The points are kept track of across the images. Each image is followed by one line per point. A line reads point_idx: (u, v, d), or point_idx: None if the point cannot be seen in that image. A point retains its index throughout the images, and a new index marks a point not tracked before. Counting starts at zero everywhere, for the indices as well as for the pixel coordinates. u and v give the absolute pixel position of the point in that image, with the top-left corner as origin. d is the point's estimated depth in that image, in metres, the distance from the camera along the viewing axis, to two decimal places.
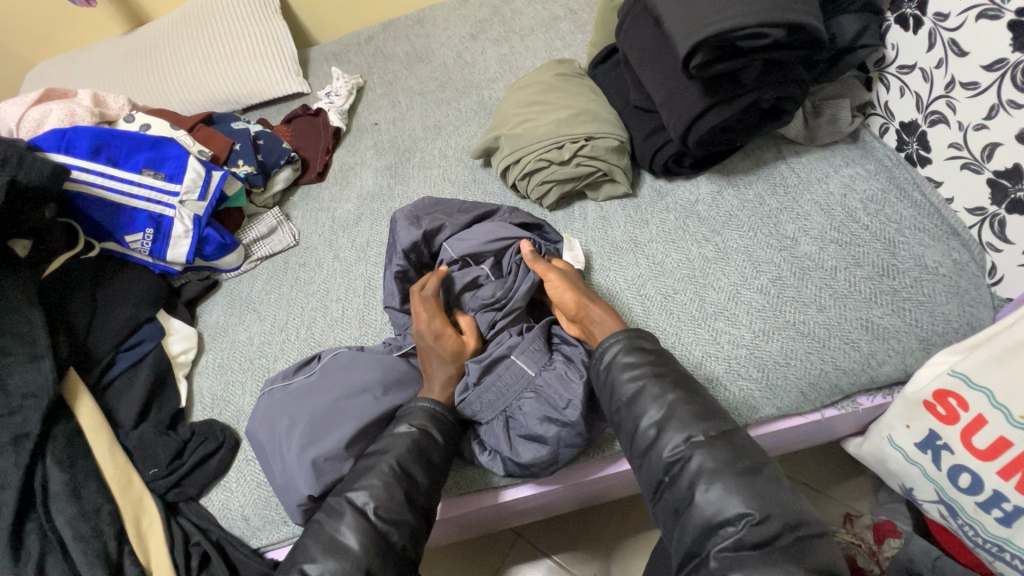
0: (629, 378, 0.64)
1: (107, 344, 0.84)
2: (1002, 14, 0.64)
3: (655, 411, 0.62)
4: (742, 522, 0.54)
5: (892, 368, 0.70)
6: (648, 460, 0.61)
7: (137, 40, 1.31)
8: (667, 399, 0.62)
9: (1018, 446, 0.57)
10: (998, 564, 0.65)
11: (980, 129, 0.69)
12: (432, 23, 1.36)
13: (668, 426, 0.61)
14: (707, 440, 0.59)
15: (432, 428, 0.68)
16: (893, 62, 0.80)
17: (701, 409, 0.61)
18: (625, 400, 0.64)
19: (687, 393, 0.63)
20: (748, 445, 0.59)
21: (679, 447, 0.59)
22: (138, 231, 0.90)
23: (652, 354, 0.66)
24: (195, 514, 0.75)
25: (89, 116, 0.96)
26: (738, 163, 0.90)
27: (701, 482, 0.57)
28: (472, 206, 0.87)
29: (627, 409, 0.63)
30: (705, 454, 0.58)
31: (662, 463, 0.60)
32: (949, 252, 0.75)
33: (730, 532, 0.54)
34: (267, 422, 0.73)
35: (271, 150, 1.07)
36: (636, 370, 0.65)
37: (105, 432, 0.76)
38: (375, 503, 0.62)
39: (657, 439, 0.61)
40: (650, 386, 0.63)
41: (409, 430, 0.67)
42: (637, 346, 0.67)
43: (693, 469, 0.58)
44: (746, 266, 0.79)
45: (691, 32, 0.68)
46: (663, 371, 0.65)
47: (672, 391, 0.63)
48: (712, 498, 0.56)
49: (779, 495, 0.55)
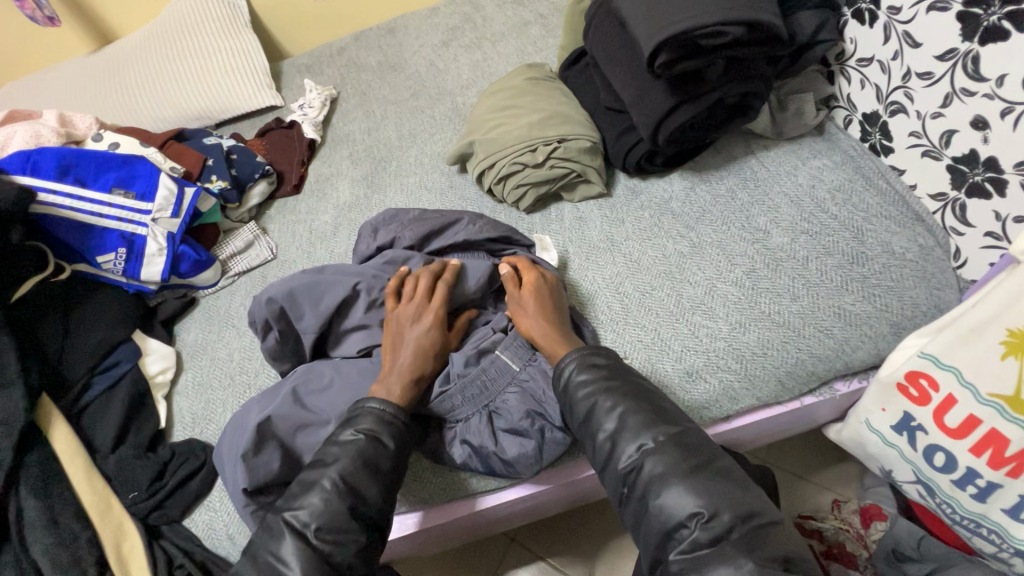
0: (583, 395, 0.64)
1: (81, 367, 0.82)
2: (950, 5, 0.66)
3: (609, 424, 0.61)
4: (693, 523, 0.54)
5: (865, 353, 0.72)
6: (607, 474, 0.61)
7: (104, 58, 1.29)
8: (617, 411, 0.61)
9: (987, 422, 0.59)
10: (976, 540, 0.67)
11: (937, 117, 0.71)
12: (404, 32, 1.36)
13: (621, 436, 0.60)
14: (657, 446, 0.58)
15: (381, 434, 0.63)
16: (852, 55, 0.82)
17: (650, 416, 0.61)
18: (581, 417, 0.63)
19: (636, 402, 0.62)
20: (697, 443, 0.59)
21: (633, 456, 0.59)
22: (109, 251, 0.89)
23: (604, 369, 0.65)
24: (178, 537, 0.74)
25: (56, 136, 0.96)
26: (709, 159, 0.91)
27: (655, 489, 0.56)
28: (425, 219, 0.84)
29: (584, 426, 0.63)
30: (656, 460, 0.57)
31: (619, 474, 0.59)
32: (915, 237, 0.77)
33: (685, 535, 0.54)
34: (224, 438, 0.73)
35: (245, 164, 1.06)
36: (590, 386, 0.64)
37: (80, 457, 0.74)
38: (317, 524, 0.58)
39: (612, 451, 0.60)
40: (602, 400, 0.62)
41: (353, 437, 0.63)
42: (591, 363, 0.66)
43: (645, 478, 0.57)
44: (721, 260, 0.80)
45: (653, 33, 0.70)
46: (615, 384, 0.63)
47: (623, 402, 0.62)
48: (667, 502, 0.55)
49: (734, 489, 0.55)
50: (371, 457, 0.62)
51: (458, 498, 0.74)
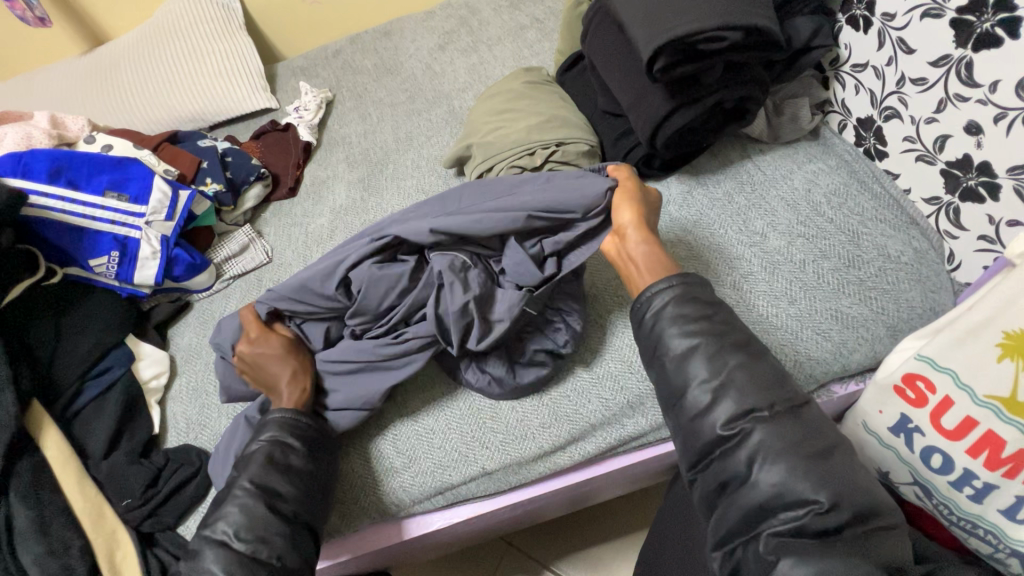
0: (681, 334, 0.63)
1: (73, 372, 0.80)
2: (944, 12, 0.67)
3: (708, 374, 0.60)
4: (806, 510, 0.53)
5: (862, 356, 0.73)
6: (698, 429, 0.60)
7: (96, 59, 1.27)
8: (726, 364, 0.60)
9: (983, 424, 0.60)
10: (972, 540, 0.67)
11: (931, 122, 0.72)
12: (399, 35, 1.36)
13: (727, 395, 0.59)
14: (771, 416, 0.57)
15: (287, 437, 0.65)
16: (846, 61, 0.83)
17: (768, 382, 0.59)
18: (676, 356, 0.63)
19: (747, 359, 0.61)
20: (819, 425, 0.58)
21: (739, 422, 0.58)
22: (102, 255, 0.87)
23: (707, 308, 0.64)
24: (172, 544, 0.73)
25: (47, 138, 0.95)
26: (706, 163, 0.91)
27: (761, 462, 0.55)
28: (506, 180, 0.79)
29: (678, 367, 0.62)
30: (768, 433, 0.56)
31: (717, 436, 0.58)
32: (910, 241, 0.77)
33: (791, 517, 0.53)
34: (228, 432, 0.74)
35: (240, 167, 1.05)
36: (692, 328, 0.63)
37: (73, 464, 0.73)
38: (234, 529, 0.59)
39: (712, 409, 0.59)
40: (704, 346, 0.62)
41: (258, 445, 0.64)
42: (689, 297, 0.65)
43: (753, 446, 0.56)
44: (718, 264, 0.81)
45: (652, 37, 0.71)
46: (721, 330, 0.63)
47: (733, 356, 0.61)
48: (773, 479, 0.54)
49: (846, 479, 0.54)
50: (280, 457, 0.64)
51: (452, 502, 0.73)
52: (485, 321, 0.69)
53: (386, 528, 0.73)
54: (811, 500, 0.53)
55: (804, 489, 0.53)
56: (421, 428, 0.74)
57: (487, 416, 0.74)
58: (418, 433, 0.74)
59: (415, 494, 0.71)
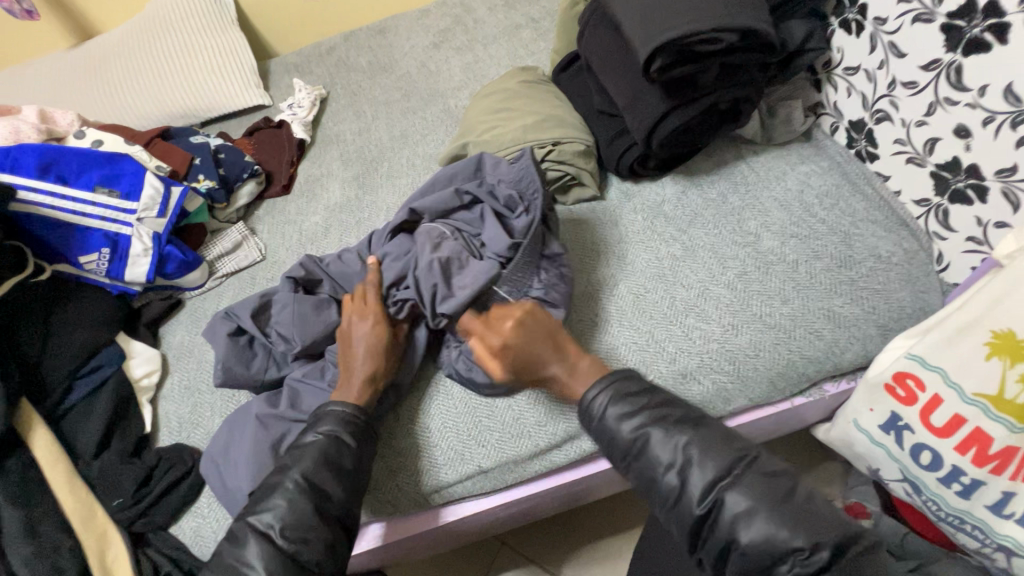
0: (629, 428, 0.60)
1: (63, 370, 0.79)
2: (934, 17, 0.68)
3: (668, 458, 0.58)
4: (794, 559, 0.51)
5: (853, 354, 0.74)
6: (679, 509, 0.57)
7: (85, 53, 1.25)
8: (678, 441, 0.58)
9: (972, 421, 0.61)
10: (960, 535, 0.69)
11: (922, 125, 0.74)
12: (394, 33, 1.35)
13: (688, 469, 0.57)
14: (734, 478, 0.55)
15: (344, 433, 0.65)
16: (839, 64, 0.84)
17: (719, 443, 0.58)
18: (631, 451, 0.60)
19: (695, 430, 0.59)
20: (775, 468, 0.56)
21: (707, 492, 0.56)
22: (92, 251, 0.86)
23: (645, 397, 0.62)
24: (165, 544, 0.72)
25: (35, 132, 0.93)
26: (700, 164, 0.92)
27: (741, 523, 0.53)
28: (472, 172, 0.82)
29: (637, 460, 0.60)
30: (737, 492, 0.55)
31: (695, 514, 0.56)
32: (900, 241, 0.79)
33: (784, 573, 0.52)
34: (226, 438, 0.72)
35: (234, 163, 1.04)
36: (635, 419, 0.60)
37: (63, 463, 0.72)
38: (281, 525, 0.59)
39: (683, 486, 0.57)
40: (654, 431, 0.59)
41: (315, 439, 0.64)
42: (626, 391, 0.62)
43: (729, 514, 0.54)
44: (712, 264, 0.81)
45: (649, 39, 0.71)
46: (664, 414, 0.60)
47: (681, 432, 0.59)
48: (757, 536, 0.53)
49: (816, 513, 0.53)
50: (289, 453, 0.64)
51: (450, 501, 0.73)
52: (448, 286, 0.71)
53: (387, 526, 0.74)
54: (796, 547, 0.52)
55: (787, 538, 0.52)
56: (418, 425, 0.74)
57: (482, 414, 0.73)
58: (413, 433, 0.74)
59: (416, 492, 0.71)
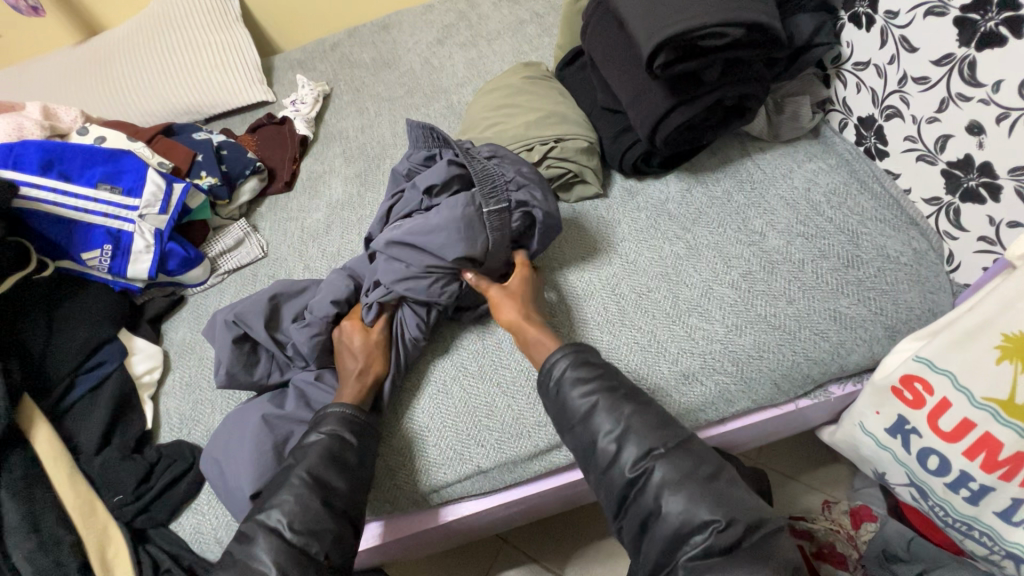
0: (579, 395, 0.64)
1: (65, 366, 0.80)
2: (947, 11, 0.66)
3: (611, 427, 0.62)
4: (709, 529, 0.55)
5: (859, 357, 0.73)
6: (609, 478, 0.61)
7: (90, 49, 1.26)
8: (622, 413, 0.62)
9: (981, 426, 0.60)
10: (968, 542, 0.67)
11: (933, 121, 0.72)
12: (398, 29, 1.34)
13: (626, 440, 0.61)
14: (665, 452, 0.59)
15: (345, 431, 0.65)
16: (848, 59, 0.82)
17: (658, 421, 0.62)
18: (580, 416, 0.63)
19: (640, 405, 0.63)
20: (704, 450, 0.60)
21: (640, 462, 0.60)
22: (95, 248, 0.87)
23: (600, 369, 0.66)
24: (165, 540, 0.72)
25: (39, 129, 0.93)
26: (705, 161, 0.91)
27: (665, 493, 0.57)
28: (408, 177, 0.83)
29: (582, 425, 0.63)
30: (666, 466, 0.59)
31: (625, 479, 0.60)
32: (910, 241, 0.77)
33: (698, 541, 0.55)
34: (225, 437, 0.71)
35: (236, 160, 1.04)
36: (585, 386, 0.64)
37: (64, 459, 0.73)
38: (290, 519, 0.60)
39: (617, 455, 0.60)
40: (602, 402, 0.63)
41: (319, 438, 0.65)
42: (584, 361, 0.66)
43: (656, 483, 0.58)
44: (716, 263, 0.80)
45: (652, 34, 0.70)
46: (614, 385, 0.64)
47: (626, 405, 0.62)
48: (677, 508, 0.57)
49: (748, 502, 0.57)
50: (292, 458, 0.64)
51: (449, 501, 0.73)
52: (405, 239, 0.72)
53: (386, 525, 0.73)
54: (711, 519, 0.55)
55: (704, 512, 0.56)
56: (417, 424, 0.74)
57: (481, 415, 0.73)
58: (412, 431, 0.73)
59: (415, 492, 0.71)
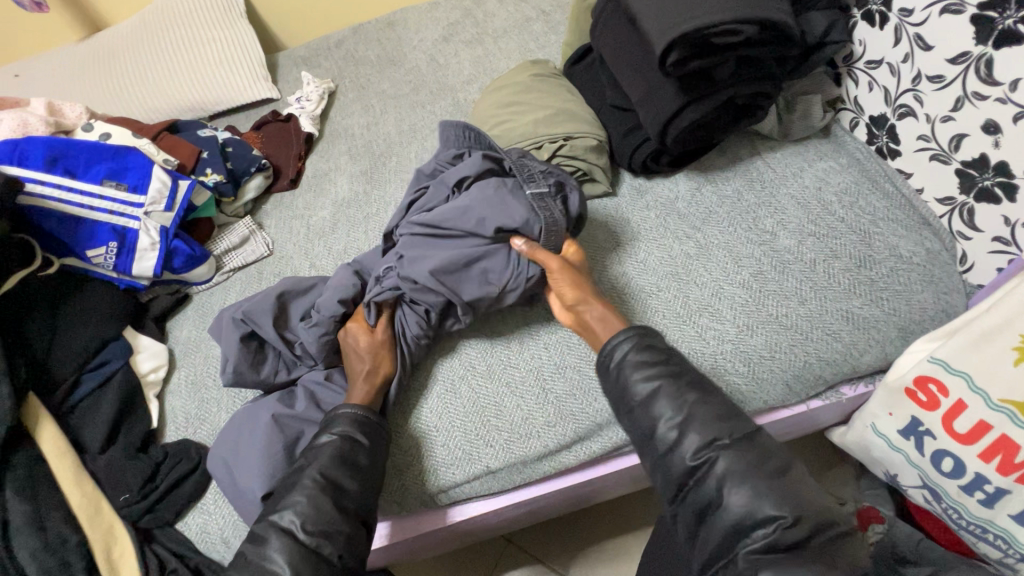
0: (641, 378, 0.63)
1: (69, 365, 0.79)
2: (965, 8, 0.66)
3: (672, 413, 0.61)
4: (773, 525, 0.53)
5: (871, 358, 0.72)
6: (668, 464, 0.60)
7: (93, 46, 1.25)
8: (684, 400, 0.61)
9: (997, 428, 0.59)
10: (982, 545, 0.67)
11: (947, 121, 0.71)
12: (403, 26, 1.33)
13: (688, 427, 0.59)
14: (731, 443, 0.58)
15: (357, 433, 0.65)
16: (860, 58, 0.81)
17: (722, 410, 0.60)
18: (640, 400, 0.62)
19: (703, 393, 0.61)
20: (769, 445, 0.59)
21: (702, 450, 0.58)
22: (100, 245, 0.85)
23: (664, 354, 0.65)
24: (171, 540, 0.71)
25: (44, 125, 0.93)
26: (714, 160, 0.90)
27: (728, 485, 0.56)
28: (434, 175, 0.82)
29: (642, 410, 0.62)
30: (730, 457, 0.57)
31: (685, 467, 0.58)
32: (922, 241, 0.76)
33: (761, 534, 0.53)
34: (234, 435, 0.70)
35: (241, 157, 1.03)
36: (648, 369, 0.63)
37: (70, 457, 0.72)
38: (303, 519, 0.59)
39: (678, 442, 0.59)
40: (665, 387, 0.62)
41: (330, 438, 0.65)
42: (648, 345, 0.65)
43: (719, 472, 0.57)
44: (727, 262, 0.79)
45: (666, 31, 0.69)
46: (678, 371, 0.63)
47: (689, 392, 0.61)
48: (742, 501, 0.55)
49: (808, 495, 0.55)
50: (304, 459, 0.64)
51: (458, 501, 0.72)
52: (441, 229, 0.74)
53: (393, 525, 0.73)
54: (778, 515, 0.53)
55: (768, 506, 0.54)
56: (426, 424, 0.73)
57: (490, 415, 0.72)
58: (421, 431, 0.73)
59: (424, 492, 0.70)
